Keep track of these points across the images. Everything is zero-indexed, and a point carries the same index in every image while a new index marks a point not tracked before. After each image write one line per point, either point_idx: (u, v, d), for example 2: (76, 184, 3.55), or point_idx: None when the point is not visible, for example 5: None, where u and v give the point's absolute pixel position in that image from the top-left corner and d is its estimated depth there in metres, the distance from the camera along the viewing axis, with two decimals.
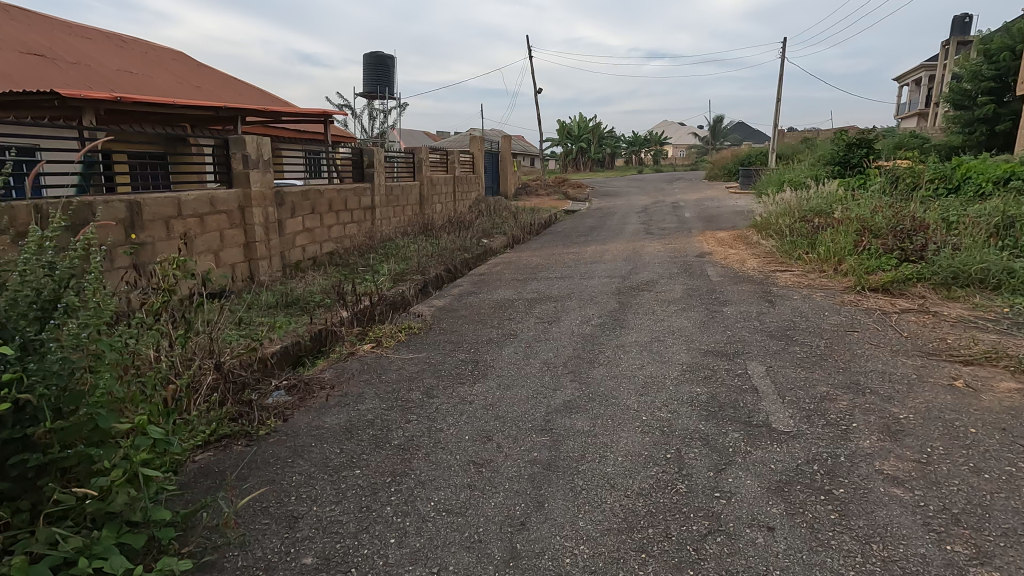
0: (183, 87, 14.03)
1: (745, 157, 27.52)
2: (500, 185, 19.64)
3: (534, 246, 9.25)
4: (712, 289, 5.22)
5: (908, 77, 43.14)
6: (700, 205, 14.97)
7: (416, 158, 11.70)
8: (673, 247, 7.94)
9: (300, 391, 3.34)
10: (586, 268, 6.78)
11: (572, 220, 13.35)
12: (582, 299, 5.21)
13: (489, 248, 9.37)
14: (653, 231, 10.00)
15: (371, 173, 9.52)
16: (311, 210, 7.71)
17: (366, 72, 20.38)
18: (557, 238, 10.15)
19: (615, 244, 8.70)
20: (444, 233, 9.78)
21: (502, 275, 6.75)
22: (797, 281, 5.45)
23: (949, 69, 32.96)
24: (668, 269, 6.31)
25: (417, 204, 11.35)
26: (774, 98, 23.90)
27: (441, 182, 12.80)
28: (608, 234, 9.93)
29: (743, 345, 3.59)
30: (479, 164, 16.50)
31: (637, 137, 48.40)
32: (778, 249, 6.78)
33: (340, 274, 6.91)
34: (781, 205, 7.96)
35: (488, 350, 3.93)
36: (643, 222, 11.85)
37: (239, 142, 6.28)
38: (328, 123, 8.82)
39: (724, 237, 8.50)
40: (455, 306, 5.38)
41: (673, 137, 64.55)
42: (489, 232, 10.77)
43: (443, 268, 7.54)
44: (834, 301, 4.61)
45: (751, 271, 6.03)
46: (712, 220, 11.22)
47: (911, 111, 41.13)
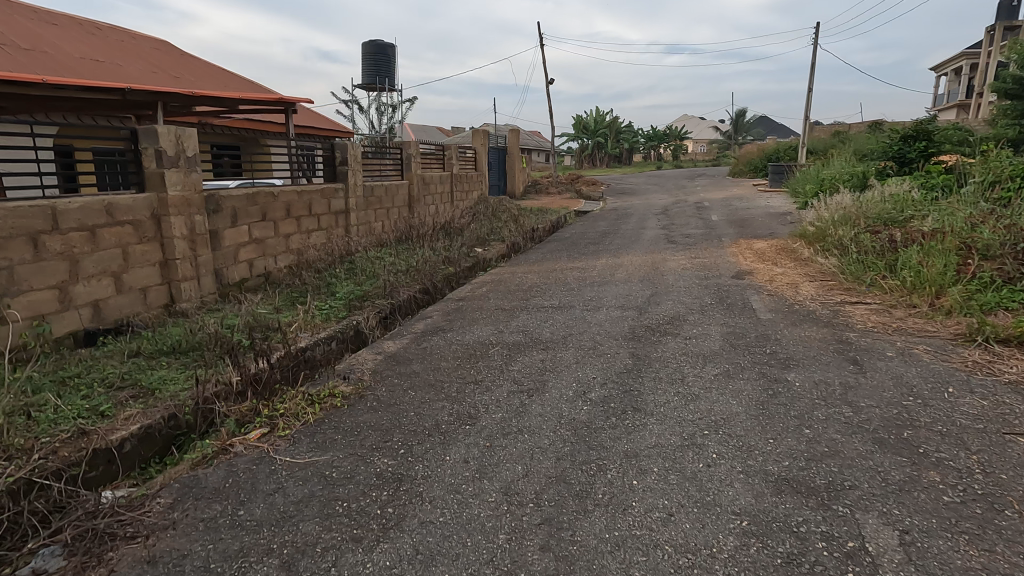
0: (156, 77, 12.84)
1: (774, 152, 25.62)
2: (507, 183, 18.22)
3: (533, 258, 7.81)
4: (761, 334, 3.78)
5: (946, 67, 40.57)
6: (727, 206, 13.40)
7: (403, 154, 10.32)
8: (700, 263, 6.45)
9: (87, 550, 1.98)
10: (592, 293, 5.34)
11: (583, 224, 11.85)
12: (580, 347, 3.80)
13: (480, 260, 7.97)
14: (675, 238, 8.48)
15: (343, 171, 8.19)
16: (259, 218, 6.40)
17: (365, 61, 19.06)
18: (562, 247, 8.68)
19: (630, 257, 7.24)
20: (429, 243, 8.40)
21: (486, 301, 5.36)
22: (880, 322, 3.95)
23: (994, 56, 30.60)
24: (697, 297, 4.86)
25: (403, 207, 10.00)
26: (806, 88, 22.00)
27: (434, 181, 11.39)
28: (621, 244, 8.43)
29: (839, 467, 2.14)
30: (482, 159, 15.00)
31: (655, 132, 46.58)
32: (840, 269, 5.26)
33: (285, 299, 5.59)
34: (837, 210, 6.40)
35: (426, 453, 2.53)
36: (664, 226, 10.31)
37: (150, 134, 4.98)
38: (289, 113, 7.49)
39: (764, 249, 6.96)
40: (409, 354, 3.99)
41: (693, 132, 62.45)
42: (485, 239, 9.37)
43: (418, 289, 6.19)
44: (951, 365, 3.11)
45: (809, 302, 4.55)
46: (744, 225, 9.66)
47: (950, 103, 38.59)
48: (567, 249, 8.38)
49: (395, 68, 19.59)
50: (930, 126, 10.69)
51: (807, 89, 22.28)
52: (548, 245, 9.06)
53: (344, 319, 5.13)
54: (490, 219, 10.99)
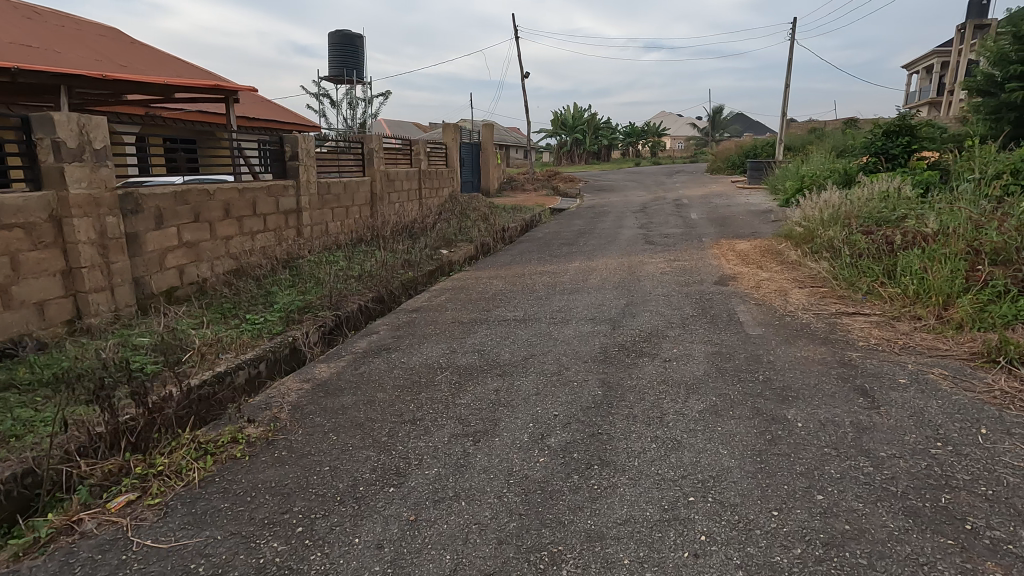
0: (99, 65, 11.91)
1: (752, 148, 25.35)
2: (481, 179, 17.61)
3: (501, 260, 7.23)
4: (750, 354, 3.27)
5: (917, 65, 41.03)
6: (706, 203, 12.99)
7: (365, 149, 9.66)
8: (679, 266, 5.96)
9: None
10: (560, 303, 4.79)
11: (557, 222, 11.30)
12: (542, 373, 3.23)
13: (444, 264, 7.37)
14: (653, 239, 7.98)
15: (294, 167, 7.50)
16: (190, 219, 5.72)
17: (331, 52, 18.23)
18: (533, 247, 8.11)
19: (604, 259, 6.71)
20: (390, 244, 7.77)
21: (442, 313, 4.76)
22: (885, 338, 3.46)
23: (965, 54, 30.89)
24: (676, 306, 4.35)
25: (365, 205, 9.35)
26: (784, 84, 21.74)
27: (399, 178, 10.73)
28: (595, 245, 7.89)
29: (869, 559, 1.61)
30: (452, 155, 14.36)
31: (634, 128, 46.36)
32: (832, 274, 4.80)
33: (215, 312, 4.92)
34: (826, 208, 5.94)
35: (331, 532, 1.93)
36: (641, 225, 9.80)
37: (45, 122, 4.27)
38: (229, 102, 6.78)
39: (746, 250, 6.50)
40: (342, 381, 3.38)
41: (671, 128, 62.52)
42: (452, 240, 8.77)
43: (370, 298, 5.58)
44: (977, 395, 2.62)
45: (801, 313, 4.07)
46: (725, 224, 9.23)
47: (923, 101, 38.97)
48: (538, 250, 7.82)
49: (364, 60, 18.81)
50: (913, 121, 10.34)
51: (785, 84, 22.02)
52: (519, 246, 8.49)
53: (279, 334, 4.50)
54: (460, 218, 10.37)
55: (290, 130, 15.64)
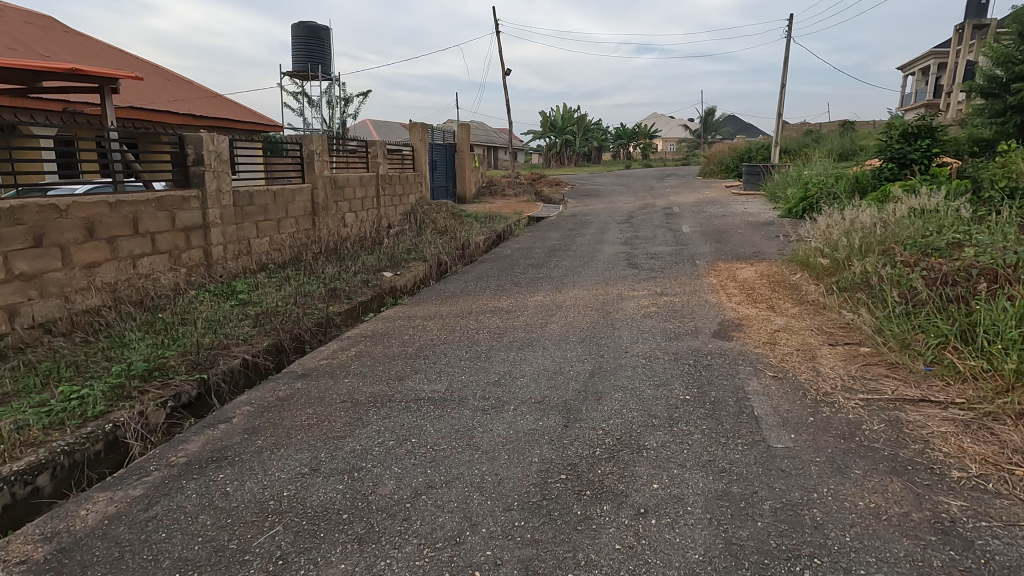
0: (9, 53, 10.42)
1: (746, 151, 24.10)
2: (456, 184, 16.32)
3: (450, 290, 5.89)
4: (780, 504, 1.95)
5: (914, 66, 40.08)
6: (699, 212, 11.75)
7: (304, 152, 8.30)
8: (668, 304, 4.64)
9: None
10: (501, 368, 3.46)
11: (531, 234, 9.98)
12: (430, 541, 1.90)
13: (382, 292, 6.04)
14: (636, 260, 6.68)
15: (198, 174, 6.12)
16: (26, 244, 4.34)
17: (294, 46, 16.82)
18: (495, 270, 6.78)
19: (574, 290, 5.39)
20: (320, 267, 6.42)
21: (339, 383, 3.43)
22: (991, 463, 2.15)
23: (964, 55, 29.94)
24: (660, 382, 3.03)
25: (302, 217, 8.01)
26: (780, 84, 20.52)
27: (349, 185, 9.38)
28: (567, 268, 6.57)
29: None
30: (421, 158, 13.03)
31: (624, 130, 45.20)
32: (873, 328, 3.50)
33: (26, 377, 3.54)
34: (852, 231, 4.66)
35: None
36: (625, 240, 8.50)
37: None
38: (106, 94, 5.40)
39: (751, 280, 5.22)
40: (104, 544, 2.03)
41: (663, 130, 61.56)
42: (400, 260, 7.43)
43: (262, 349, 4.24)
44: None
45: (843, 399, 2.77)
46: (721, 240, 7.97)
47: (919, 103, 38.04)
48: (498, 275, 6.49)
49: (330, 54, 17.43)
50: (933, 122, 9.11)
51: (781, 84, 20.82)
52: (479, 267, 7.16)
53: (97, 418, 3.14)
54: (416, 232, 9.03)
55: (246, 130, 14.24)
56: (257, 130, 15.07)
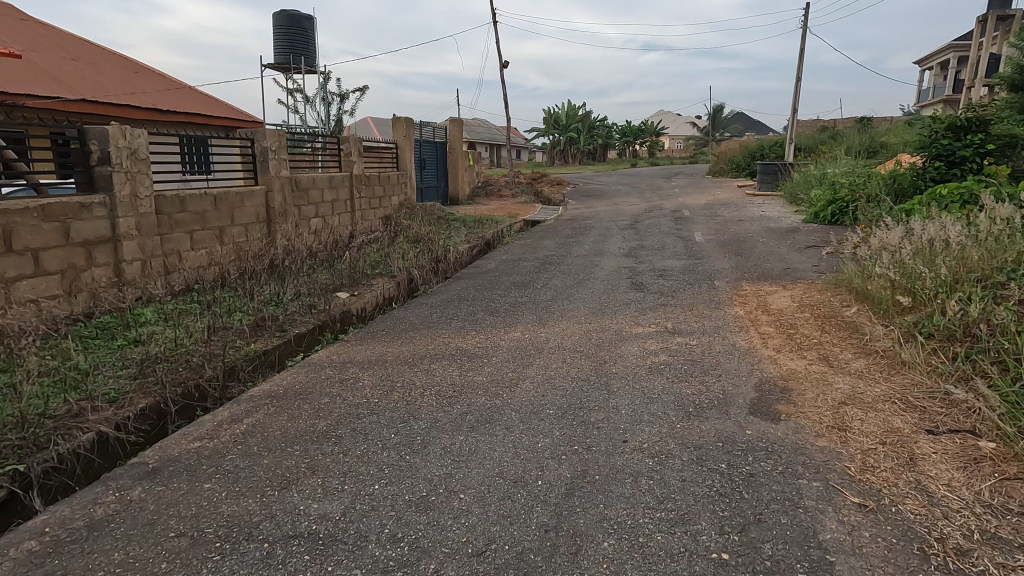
0: None
1: (758, 149, 22.79)
2: (448, 185, 15.21)
3: (409, 320, 4.75)
4: None
5: (932, 60, 38.47)
6: (713, 216, 10.57)
7: (256, 148, 7.20)
8: (683, 350, 3.48)
9: None
10: (436, 470, 2.31)
11: (522, 243, 8.80)
12: None
13: (326, 321, 4.91)
14: (642, 279, 5.53)
15: (104, 175, 5.02)
16: None
17: (276, 36, 15.72)
18: (470, 292, 5.63)
19: (561, 324, 4.23)
20: (257, 288, 5.32)
21: (191, 492, 2.29)
22: None
23: (987, 48, 28.45)
24: (676, 519, 1.88)
25: (251, 224, 6.91)
26: (795, 77, 19.19)
27: (313, 187, 8.27)
28: (557, 289, 5.41)
29: None
30: (405, 156, 11.89)
31: (631, 128, 43.94)
32: (998, 411, 2.32)
33: None
34: (931, 255, 3.47)
35: None
36: (628, 251, 7.35)
37: None
38: None
39: (789, 312, 4.05)
40: None
41: (670, 127, 60.26)
42: (362, 277, 6.31)
43: (132, 414, 3.13)
44: None
45: (997, 571, 1.59)
46: (741, 251, 6.81)
47: (937, 99, 36.48)
48: (471, 298, 5.34)
49: (314, 45, 16.36)
50: (985, 114, 7.85)
51: (797, 78, 19.48)
52: (453, 286, 6.02)
53: None
54: (389, 242, 7.92)
55: (220, 128, 13.16)
56: (234, 126, 14.00)
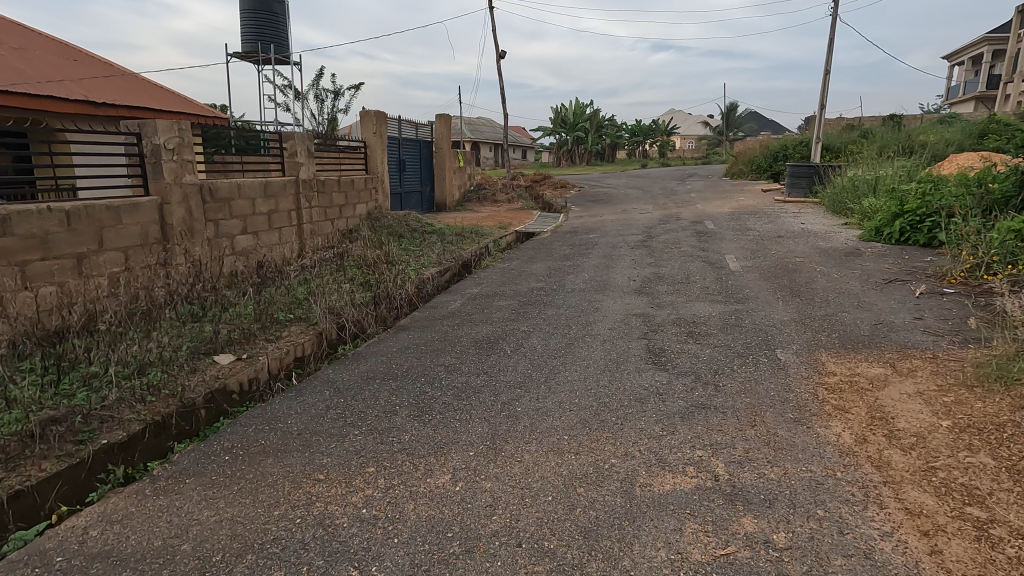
0: None
1: (780, 149, 20.70)
2: (434, 189, 13.52)
3: (285, 423, 2.93)
4: None
5: (962, 54, 36.12)
6: (744, 229, 8.72)
7: (144, 146, 5.41)
8: (765, 571, 1.65)
9: None
10: None
11: (505, 266, 6.99)
12: None
13: (168, 415, 3.13)
14: (664, 342, 3.71)
15: None
16: None
17: (244, 21, 14.02)
18: (405, 358, 3.81)
19: (523, 457, 2.40)
20: (83, 356, 3.54)
21: None
22: None
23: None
24: None
25: (134, 248, 5.12)
26: (825, 69, 17.09)
27: (237, 196, 6.49)
28: (532, 359, 3.61)
29: None
30: (377, 157, 10.14)
31: (641, 127, 42.01)
32: None
33: None
34: None
35: None
36: (641, 283, 5.53)
37: None
38: None
39: (943, 451, 2.19)
40: None
41: (682, 126, 58.26)
42: (266, 327, 4.52)
43: None
44: None
45: None
46: (797, 287, 4.98)
47: (969, 95, 34.08)
48: (403, 372, 3.53)
49: (285, 32, 14.63)
50: None
51: (827, 70, 17.40)
52: (386, 343, 4.20)
53: None
54: (328, 271, 6.13)
55: (172, 125, 11.48)
56: (190, 123, 12.31)
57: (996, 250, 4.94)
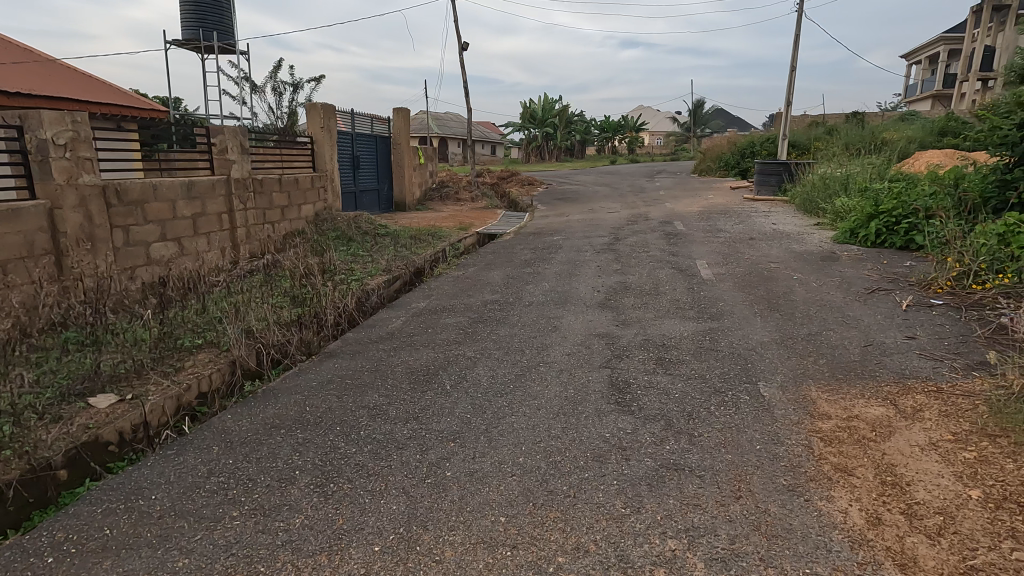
0: None
1: (748, 146, 20.56)
2: (393, 187, 12.80)
3: (147, 499, 2.28)
4: None
5: (920, 54, 36.90)
6: (715, 230, 8.32)
7: (28, 142, 4.62)
8: None
9: None
10: None
11: (460, 274, 6.39)
12: None
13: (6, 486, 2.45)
14: (628, 374, 3.19)
15: None
16: None
17: (183, 6, 13.00)
18: (325, 396, 3.19)
19: (444, 555, 1.82)
20: None
21: None
22: None
23: (983, 41, 26.80)
24: None
25: (15, 260, 4.30)
26: (791, 66, 16.95)
27: (151, 198, 5.73)
28: (473, 397, 3.03)
29: None
30: (324, 154, 9.40)
31: (610, 123, 41.78)
32: None
33: None
34: None
35: None
36: (606, 295, 5.01)
37: None
38: None
39: (982, 541, 1.70)
40: None
41: (651, 122, 58.46)
42: (166, 356, 3.82)
43: None
44: None
45: None
46: (775, 299, 4.53)
47: (926, 93, 34.85)
48: (318, 417, 2.92)
49: (230, 19, 13.65)
50: None
51: (793, 67, 17.25)
52: (308, 376, 3.57)
53: None
54: (256, 284, 5.43)
55: (101, 118, 10.46)
56: (123, 117, 11.29)
57: (984, 259, 4.57)
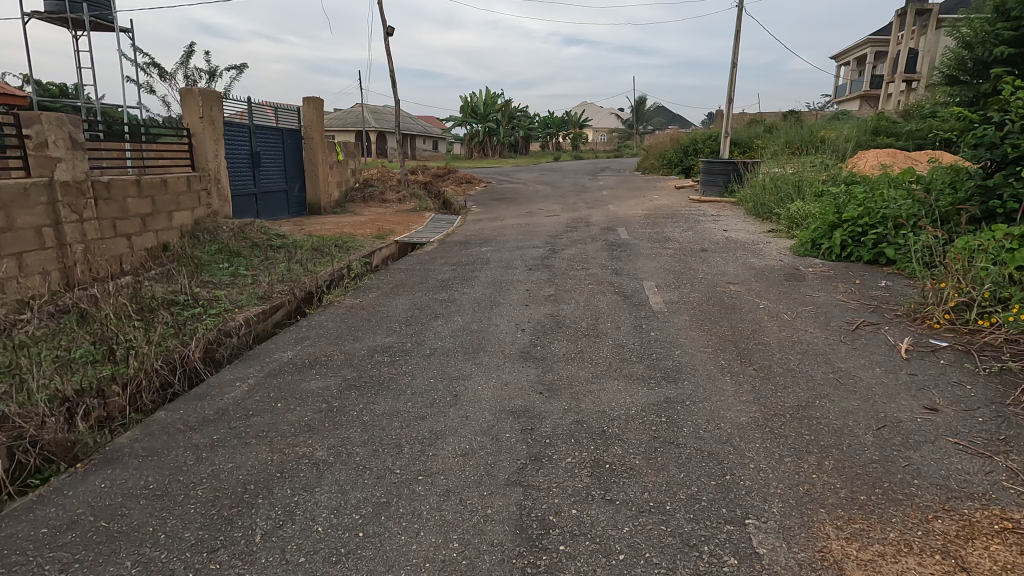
0: None
1: (690, 144, 20.02)
2: (307, 188, 11.29)
3: None
4: None
5: (849, 55, 38.01)
6: (664, 239, 7.38)
7: None
8: None
9: None
10: None
11: (357, 303, 5.11)
12: None
13: None
14: (547, 502, 2.05)
15: None
16: None
17: None
18: (43, 567, 1.89)
19: None
20: None
21: None
22: None
23: (908, 43, 27.63)
24: None
25: None
26: (733, 62, 16.41)
27: None
28: (290, 566, 1.82)
29: None
30: (205, 150, 7.83)
31: (553, 118, 40.96)
32: None
33: None
34: None
35: None
36: (532, 336, 3.87)
37: None
38: None
39: None
40: None
41: (595, 118, 58.23)
42: None
43: None
44: None
45: None
46: (744, 343, 3.53)
47: (855, 93, 35.92)
48: None
49: None
50: None
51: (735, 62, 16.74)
52: (51, 510, 2.24)
53: None
54: (60, 328, 3.96)
55: None
56: None
57: (987, 285, 3.73)
